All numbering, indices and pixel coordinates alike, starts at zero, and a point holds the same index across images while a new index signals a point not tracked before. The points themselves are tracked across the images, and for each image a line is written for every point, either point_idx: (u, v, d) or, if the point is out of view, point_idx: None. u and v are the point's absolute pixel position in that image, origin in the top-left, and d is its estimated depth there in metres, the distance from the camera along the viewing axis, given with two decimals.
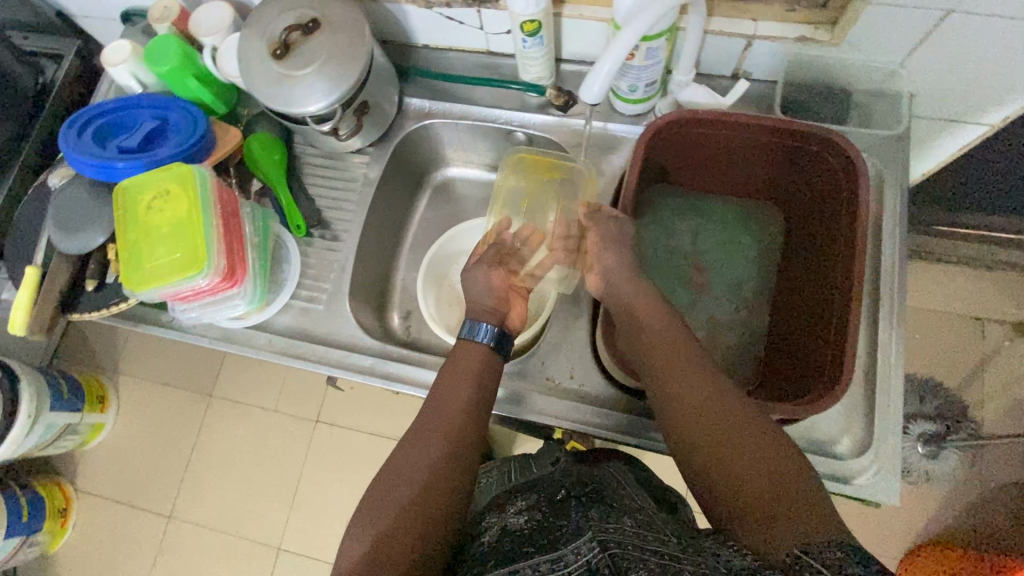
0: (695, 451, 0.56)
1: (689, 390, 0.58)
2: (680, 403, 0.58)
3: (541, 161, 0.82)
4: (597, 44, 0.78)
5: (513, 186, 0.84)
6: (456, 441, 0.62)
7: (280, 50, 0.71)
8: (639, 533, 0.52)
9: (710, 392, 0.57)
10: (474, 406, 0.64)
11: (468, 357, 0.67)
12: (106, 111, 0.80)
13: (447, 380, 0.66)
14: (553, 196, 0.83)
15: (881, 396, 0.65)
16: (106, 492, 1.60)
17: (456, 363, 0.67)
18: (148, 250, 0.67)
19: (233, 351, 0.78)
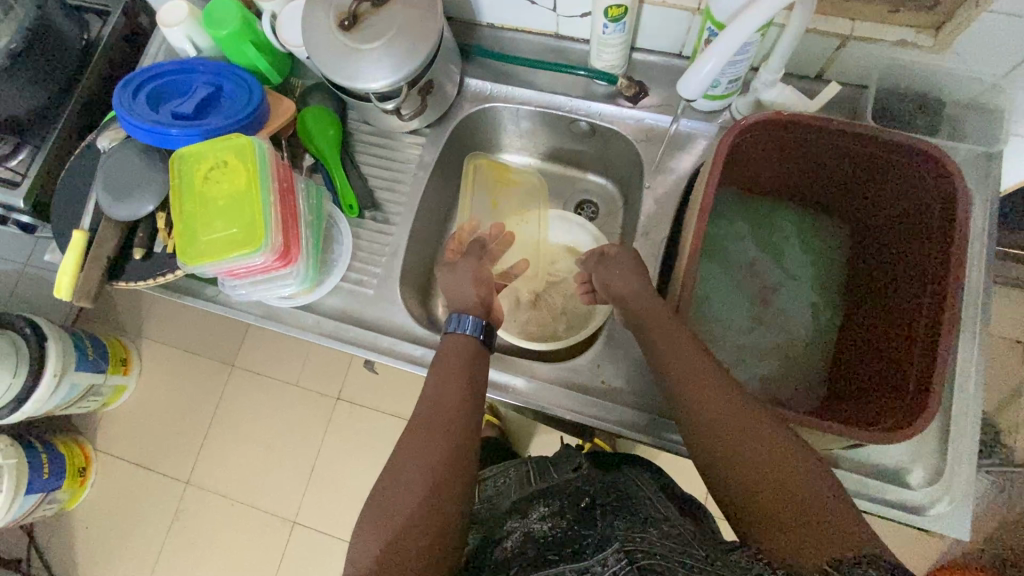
0: (717, 467, 0.54)
1: (711, 402, 0.56)
2: (705, 419, 0.56)
3: (499, 169, 0.90)
4: (677, 34, 0.74)
5: (478, 192, 0.89)
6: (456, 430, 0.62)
7: (348, 21, 0.68)
8: (667, 544, 0.50)
9: (726, 404, 0.56)
10: (468, 402, 0.65)
11: (453, 350, 0.69)
12: (161, 74, 0.77)
13: (437, 376, 0.67)
14: (514, 203, 0.90)
15: (956, 426, 0.62)
16: (125, 454, 1.61)
17: (446, 362, 0.68)
18: (204, 222, 0.65)
19: (279, 330, 0.77)
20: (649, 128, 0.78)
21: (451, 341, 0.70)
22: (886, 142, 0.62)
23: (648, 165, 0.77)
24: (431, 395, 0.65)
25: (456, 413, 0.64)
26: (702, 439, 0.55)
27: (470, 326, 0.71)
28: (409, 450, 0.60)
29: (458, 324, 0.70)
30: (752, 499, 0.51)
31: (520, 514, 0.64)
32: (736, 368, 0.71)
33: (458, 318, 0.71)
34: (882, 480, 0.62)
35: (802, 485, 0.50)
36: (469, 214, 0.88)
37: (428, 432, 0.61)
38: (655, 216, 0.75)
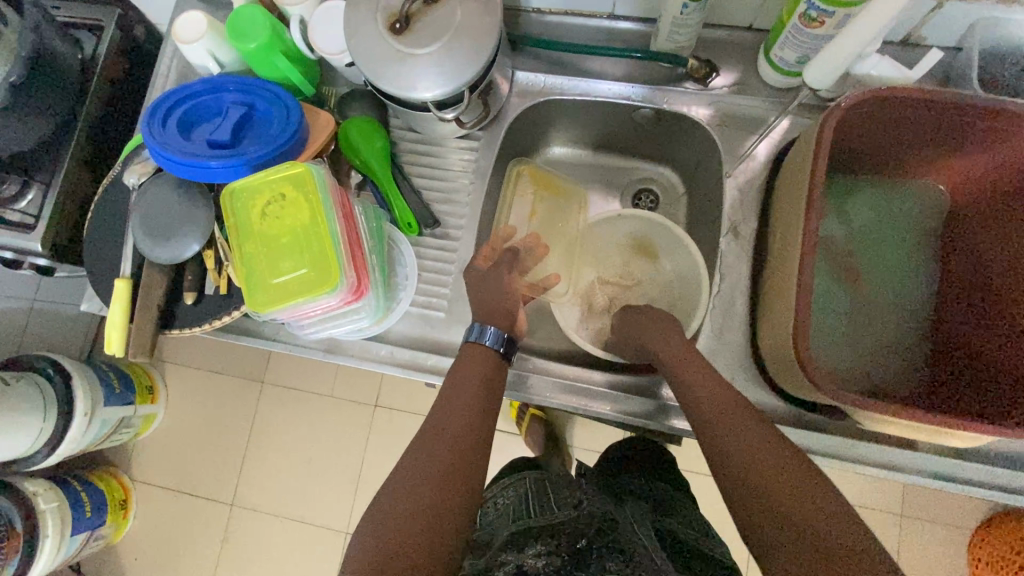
0: (733, 486, 0.51)
1: (740, 432, 0.53)
2: (741, 444, 0.52)
3: (542, 178, 0.81)
4: (752, 5, 0.67)
5: (515, 201, 0.80)
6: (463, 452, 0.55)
7: (400, 23, 0.61)
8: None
9: (750, 432, 0.53)
10: (483, 425, 0.58)
11: (468, 363, 0.63)
12: (188, 97, 0.70)
13: (449, 390, 0.61)
14: (552, 214, 0.81)
15: None
16: (164, 481, 1.53)
17: (460, 381, 0.61)
18: (270, 264, 0.59)
19: (349, 364, 0.72)
20: (721, 111, 0.73)
21: (470, 351, 0.64)
22: (994, 113, 0.57)
23: (726, 153, 0.72)
24: (435, 409, 0.59)
25: (468, 438, 0.56)
26: (728, 462, 0.52)
27: (490, 338, 0.64)
28: (407, 468, 0.53)
29: (478, 334, 0.65)
30: (765, 521, 0.47)
31: (517, 547, 0.59)
32: (843, 361, 0.67)
33: (479, 327, 0.65)
34: (1012, 468, 0.62)
35: (813, 509, 0.45)
36: (503, 221, 0.79)
37: (429, 451, 0.55)
38: (739, 207, 0.71)
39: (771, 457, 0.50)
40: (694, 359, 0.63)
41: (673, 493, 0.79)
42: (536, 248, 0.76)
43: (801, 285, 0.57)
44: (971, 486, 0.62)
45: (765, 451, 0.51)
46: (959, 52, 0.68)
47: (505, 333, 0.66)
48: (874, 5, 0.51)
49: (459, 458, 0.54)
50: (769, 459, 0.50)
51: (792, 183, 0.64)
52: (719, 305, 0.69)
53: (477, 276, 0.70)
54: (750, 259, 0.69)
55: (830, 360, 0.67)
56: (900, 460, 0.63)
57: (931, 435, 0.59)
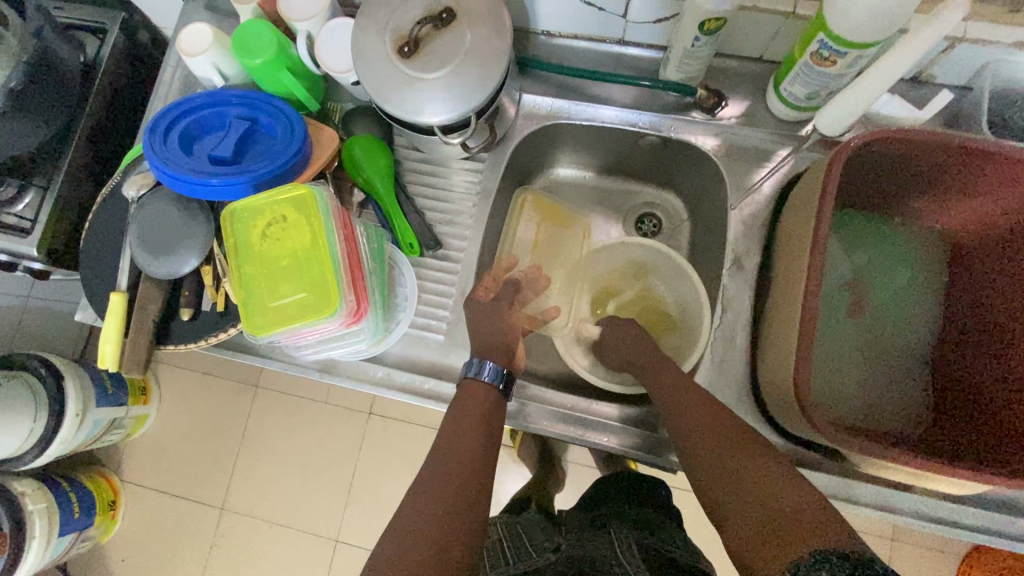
0: (707, 479, 0.55)
1: (711, 432, 0.57)
2: (713, 443, 0.57)
3: (548, 206, 0.84)
4: (762, 38, 0.67)
5: (521, 226, 0.84)
6: (471, 473, 0.57)
7: (409, 47, 0.60)
8: None
9: (719, 429, 0.57)
10: (481, 452, 0.59)
11: (472, 400, 0.63)
12: (189, 111, 0.69)
13: (451, 420, 0.62)
14: (559, 241, 0.84)
15: None
16: (154, 483, 1.48)
17: (463, 414, 0.62)
18: (269, 287, 0.58)
19: (345, 385, 0.71)
20: (729, 141, 0.72)
21: (469, 387, 0.64)
22: (998, 159, 0.57)
23: (732, 185, 0.71)
24: (440, 439, 0.60)
25: (473, 465, 0.58)
26: (706, 463, 0.56)
27: (489, 373, 0.65)
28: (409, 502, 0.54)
29: (476, 369, 0.65)
30: (739, 509, 0.51)
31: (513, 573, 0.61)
32: (843, 398, 0.67)
33: (478, 362, 0.65)
34: (1009, 513, 0.61)
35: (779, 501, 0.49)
36: (509, 248, 0.82)
37: (433, 476, 0.56)
38: (743, 239, 0.71)
39: (742, 452, 0.55)
40: (702, 397, 0.61)
41: (660, 515, 0.76)
42: (539, 279, 0.80)
43: (803, 325, 0.57)
44: (969, 532, 0.62)
45: (731, 444, 0.56)
46: (969, 91, 0.67)
47: (504, 368, 0.66)
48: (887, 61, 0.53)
49: (462, 475, 0.56)
50: (736, 453, 0.55)
51: (798, 220, 0.63)
52: (720, 338, 0.69)
53: (476, 305, 0.71)
54: (753, 292, 0.69)
55: (829, 396, 0.67)
56: (898, 502, 0.63)
57: (928, 479, 0.58)
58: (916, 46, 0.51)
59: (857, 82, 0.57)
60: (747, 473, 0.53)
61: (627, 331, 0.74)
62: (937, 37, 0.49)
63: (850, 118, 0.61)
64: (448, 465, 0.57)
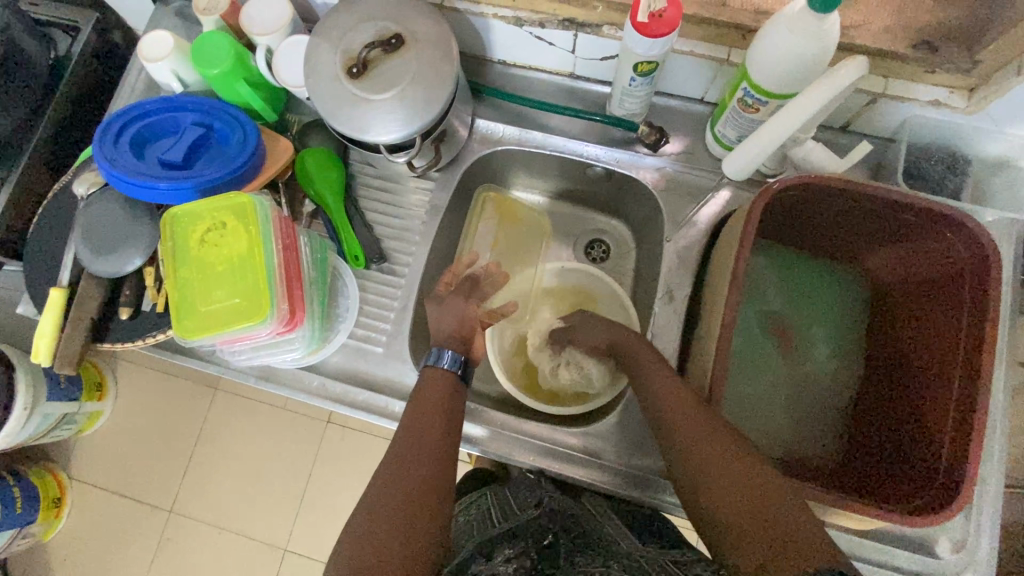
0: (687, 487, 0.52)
1: (699, 434, 0.52)
2: (690, 449, 0.52)
3: (506, 204, 0.87)
4: (701, 78, 0.71)
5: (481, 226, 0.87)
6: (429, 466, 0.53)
7: (357, 69, 0.63)
8: None
9: (712, 432, 0.52)
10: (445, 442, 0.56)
11: (429, 391, 0.60)
12: (143, 115, 0.71)
13: (414, 409, 0.58)
14: (518, 238, 0.88)
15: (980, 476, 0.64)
16: (101, 482, 1.44)
17: (426, 405, 0.58)
18: (203, 292, 0.60)
19: (279, 391, 0.72)
20: (669, 176, 0.76)
21: (428, 376, 0.61)
22: (909, 208, 0.61)
23: (669, 218, 0.75)
24: (401, 433, 0.56)
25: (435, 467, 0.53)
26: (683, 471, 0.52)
27: (447, 361, 0.62)
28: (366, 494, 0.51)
29: (435, 357, 0.62)
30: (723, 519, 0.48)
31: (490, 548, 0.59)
32: (765, 426, 0.69)
33: (436, 351, 0.63)
34: (909, 550, 0.64)
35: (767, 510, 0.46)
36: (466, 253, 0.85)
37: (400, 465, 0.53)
38: (678, 271, 0.73)
39: (734, 459, 0.49)
40: (656, 381, 0.59)
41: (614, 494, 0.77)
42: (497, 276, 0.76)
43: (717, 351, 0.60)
44: (873, 567, 0.64)
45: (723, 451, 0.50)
46: (891, 143, 0.72)
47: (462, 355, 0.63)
48: (788, 110, 0.56)
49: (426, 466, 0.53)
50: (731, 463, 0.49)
51: (722, 258, 0.66)
52: None
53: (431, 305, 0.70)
54: (682, 322, 0.71)
55: (751, 425, 0.69)
56: None
57: (833, 516, 0.60)
58: (811, 99, 0.54)
59: (763, 127, 0.60)
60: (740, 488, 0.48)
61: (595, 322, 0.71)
62: (831, 94, 0.53)
63: (756, 160, 0.65)
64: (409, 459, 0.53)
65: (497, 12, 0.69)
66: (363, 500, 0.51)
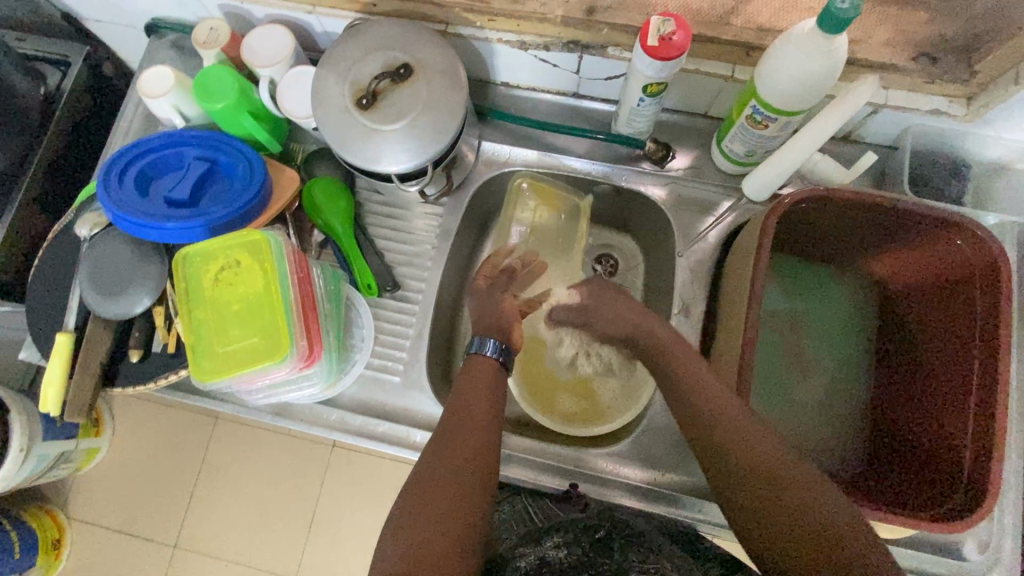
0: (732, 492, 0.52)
1: (748, 436, 0.52)
2: (741, 454, 0.52)
3: (546, 189, 0.79)
4: (705, 95, 0.72)
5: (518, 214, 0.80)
6: (467, 472, 0.52)
7: (367, 100, 0.62)
8: (676, 568, 0.52)
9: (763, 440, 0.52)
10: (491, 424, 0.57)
11: (475, 375, 0.61)
12: (145, 153, 0.69)
13: (461, 394, 0.59)
14: (558, 229, 0.80)
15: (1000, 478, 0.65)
16: (101, 521, 1.40)
17: (472, 389, 0.60)
18: (219, 333, 0.58)
19: (297, 426, 0.71)
20: (676, 192, 0.76)
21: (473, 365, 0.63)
22: (916, 216, 0.62)
23: (680, 233, 0.75)
24: (447, 418, 0.57)
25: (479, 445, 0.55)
26: (730, 476, 0.52)
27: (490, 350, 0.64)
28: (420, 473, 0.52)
29: (478, 346, 0.64)
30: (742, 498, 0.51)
31: (533, 542, 0.58)
32: (787, 436, 0.70)
33: (479, 339, 0.64)
34: (936, 553, 0.64)
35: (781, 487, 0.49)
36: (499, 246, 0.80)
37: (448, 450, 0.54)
38: (691, 286, 0.74)
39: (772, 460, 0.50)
40: (681, 388, 0.58)
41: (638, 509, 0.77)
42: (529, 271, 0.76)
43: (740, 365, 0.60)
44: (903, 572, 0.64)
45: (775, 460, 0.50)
46: (892, 151, 0.73)
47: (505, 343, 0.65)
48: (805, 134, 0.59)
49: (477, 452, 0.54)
50: (776, 470, 0.50)
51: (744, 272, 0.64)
52: None
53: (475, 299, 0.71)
54: (699, 337, 0.72)
55: None
56: None
57: None
58: (828, 122, 0.57)
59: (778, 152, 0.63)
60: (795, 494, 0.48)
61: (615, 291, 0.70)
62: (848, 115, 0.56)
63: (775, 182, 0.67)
64: (453, 462, 0.53)
65: (501, 37, 0.70)
66: (396, 505, 0.50)
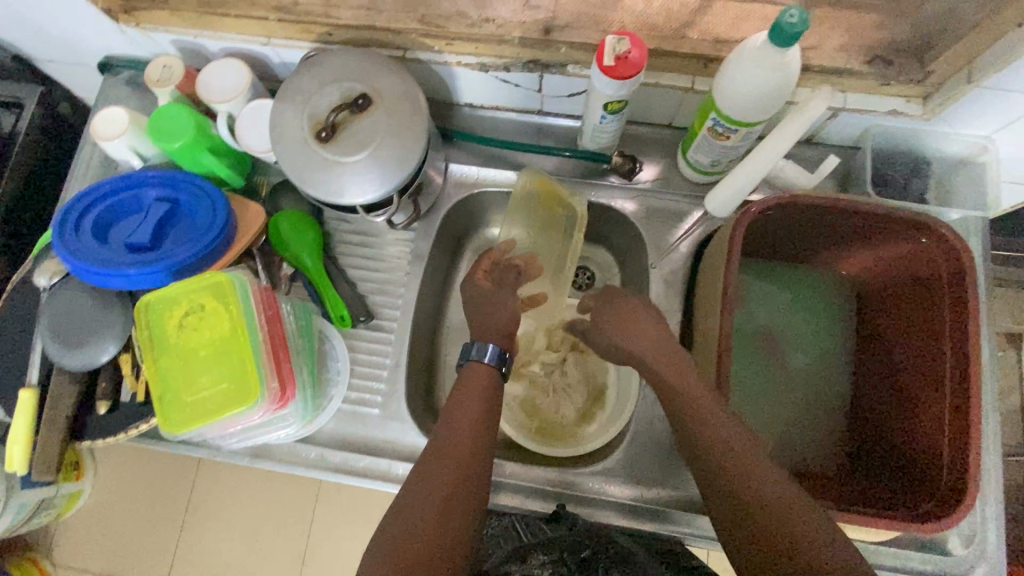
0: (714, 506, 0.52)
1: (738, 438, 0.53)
2: (728, 461, 0.52)
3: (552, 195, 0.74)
4: (668, 107, 0.72)
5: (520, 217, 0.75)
6: (462, 481, 0.51)
7: (326, 133, 0.61)
8: None
9: (746, 444, 0.53)
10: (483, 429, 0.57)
11: (469, 382, 0.61)
12: (102, 198, 0.68)
13: (453, 402, 0.59)
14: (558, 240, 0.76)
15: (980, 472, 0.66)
16: (86, 566, 1.36)
17: (462, 397, 0.59)
18: (186, 381, 0.57)
19: (274, 467, 0.69)
20: (646, 204, 0.76)
21: (474, 371, 0.62)
22: (881, 218, 0.63)
23: (652, 245, 0.75)
24: (438, 425, 0.57)
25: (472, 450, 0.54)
26: (715, 475, 0.52)
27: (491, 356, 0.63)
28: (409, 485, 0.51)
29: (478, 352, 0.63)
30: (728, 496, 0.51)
31: (518, 559, 0.56)
32: (771, 440, 0.70)
33: (480, 345, 0.64)
34: (923, 551, 0.64)
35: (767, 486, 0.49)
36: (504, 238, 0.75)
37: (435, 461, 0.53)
38: (666, 297, 0.74)
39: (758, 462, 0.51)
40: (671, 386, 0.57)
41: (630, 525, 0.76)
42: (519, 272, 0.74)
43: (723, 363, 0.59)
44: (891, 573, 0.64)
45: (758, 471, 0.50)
46: (855, 152, 0.74)
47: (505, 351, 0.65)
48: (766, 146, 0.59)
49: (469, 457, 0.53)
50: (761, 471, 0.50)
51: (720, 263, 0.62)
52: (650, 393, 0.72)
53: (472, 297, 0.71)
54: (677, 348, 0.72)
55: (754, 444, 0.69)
56: None
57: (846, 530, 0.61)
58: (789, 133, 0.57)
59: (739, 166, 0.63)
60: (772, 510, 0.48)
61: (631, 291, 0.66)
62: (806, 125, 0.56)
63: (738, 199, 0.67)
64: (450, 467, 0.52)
65: (460, 60, 0.69)
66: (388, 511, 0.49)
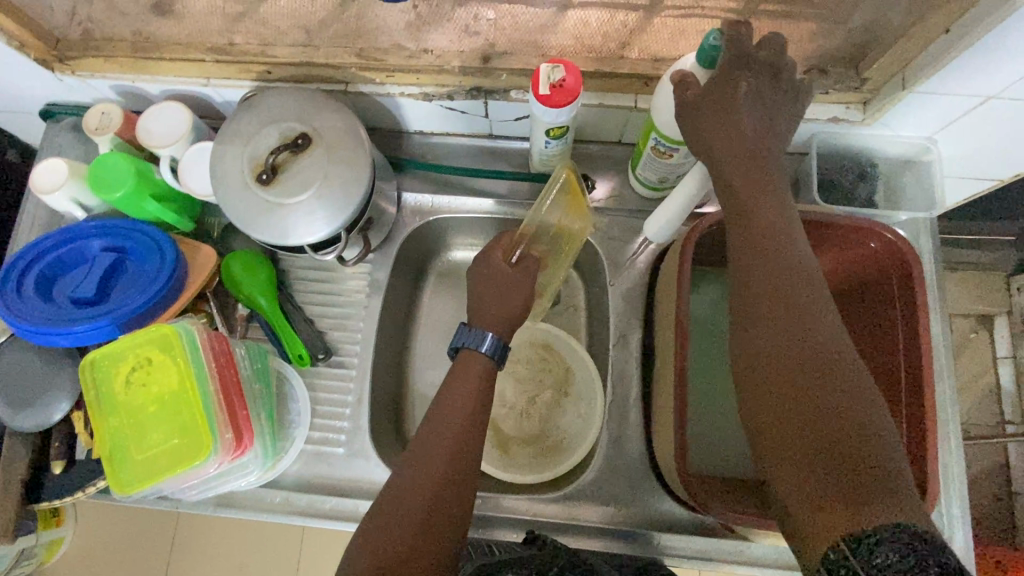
0: (750, 390, 0.46)
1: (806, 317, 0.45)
2: (811, 355, 0.44)
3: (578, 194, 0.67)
4: (614, 125, 0.72)
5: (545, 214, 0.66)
6: (455, 469, 0.54)
7: (267, 175, 0.61)
8: None
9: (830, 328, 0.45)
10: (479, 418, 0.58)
11: (466, 372, 0.60)
12: (45, 253, 0.67)
13: (448, 389, 0.59)
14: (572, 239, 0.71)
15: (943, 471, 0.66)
16: None
17: (456, 390, 0.59)
18: (138, 437, 0.56)
19: (239, 514, 0.68)
20: (601, 221, 0.76)
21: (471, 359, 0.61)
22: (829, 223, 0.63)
23: (609, 263, 0.76)
24: (434, 411, 0.58)
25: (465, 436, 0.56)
26: (765, 343, 0.46)
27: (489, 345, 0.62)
28: (398, 477, 0.53)
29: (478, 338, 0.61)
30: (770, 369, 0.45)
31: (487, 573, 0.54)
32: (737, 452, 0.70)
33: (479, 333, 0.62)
34: None
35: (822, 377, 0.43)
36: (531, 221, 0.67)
37: (423, 456, 0.54)
38: (625, 314, 0.74)
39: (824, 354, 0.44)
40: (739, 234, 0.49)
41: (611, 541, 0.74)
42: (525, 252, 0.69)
43: (775, 226, 0.49)
44: None
45: (838, 368, 0.43)
46: (803, 158, 0.74)
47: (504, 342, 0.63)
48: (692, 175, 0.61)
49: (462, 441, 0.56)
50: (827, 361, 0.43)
51: (783, 121, 0.51)
52: (616, 411, 0.72)
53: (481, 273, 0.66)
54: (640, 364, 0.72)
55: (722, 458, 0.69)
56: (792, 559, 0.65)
57: None
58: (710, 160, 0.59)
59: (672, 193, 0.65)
60: (840, 410, 0.41)
61: (712, 116, 0.50)
62: None
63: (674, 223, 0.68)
64: (439, 455, 0.54)
65: (403, 91, 0.69)
66: (376, 499, 0.52)
